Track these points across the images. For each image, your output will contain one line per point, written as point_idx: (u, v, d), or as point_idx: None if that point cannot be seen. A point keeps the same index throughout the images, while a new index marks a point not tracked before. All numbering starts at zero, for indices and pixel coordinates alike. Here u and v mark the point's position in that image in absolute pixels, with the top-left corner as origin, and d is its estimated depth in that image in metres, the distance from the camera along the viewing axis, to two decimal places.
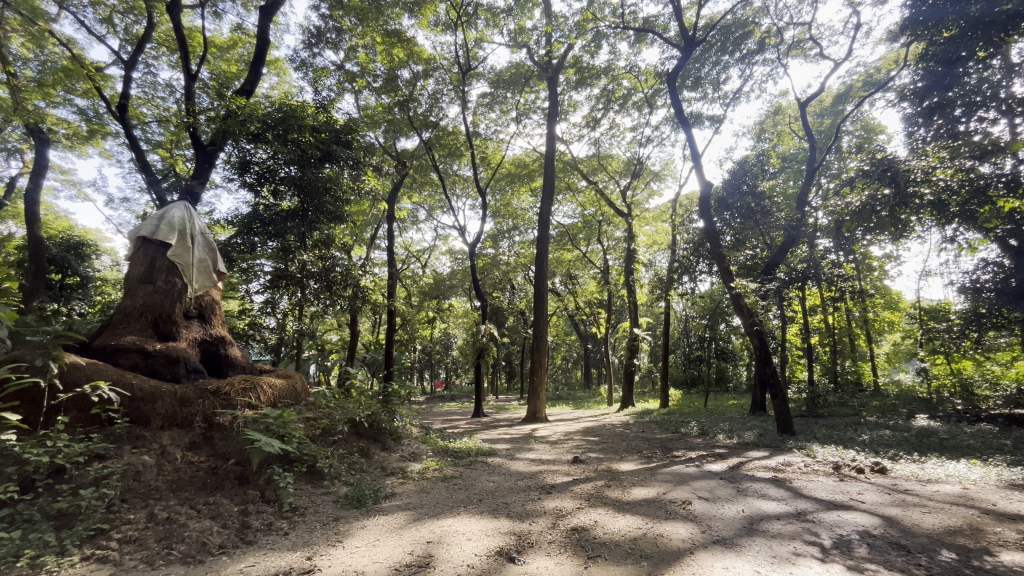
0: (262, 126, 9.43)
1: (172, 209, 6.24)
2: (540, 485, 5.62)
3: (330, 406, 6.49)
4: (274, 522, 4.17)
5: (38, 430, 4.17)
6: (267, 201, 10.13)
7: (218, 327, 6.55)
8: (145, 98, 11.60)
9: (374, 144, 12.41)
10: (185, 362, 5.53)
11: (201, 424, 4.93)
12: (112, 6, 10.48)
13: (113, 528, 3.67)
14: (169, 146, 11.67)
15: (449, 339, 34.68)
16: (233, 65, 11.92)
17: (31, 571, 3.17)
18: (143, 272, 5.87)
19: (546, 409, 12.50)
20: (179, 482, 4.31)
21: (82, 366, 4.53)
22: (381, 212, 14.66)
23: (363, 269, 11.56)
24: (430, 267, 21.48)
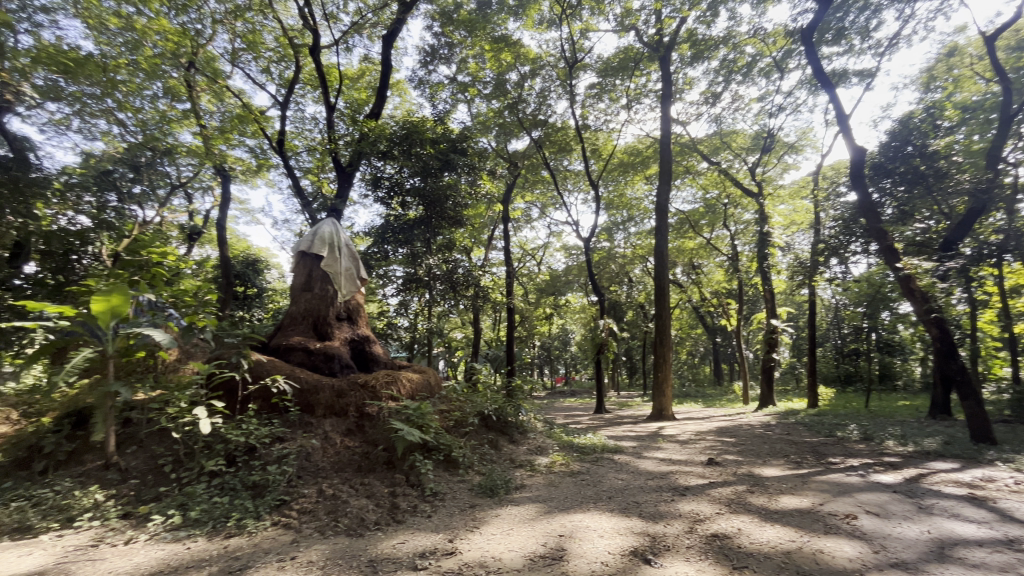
0: (390, 144, 10.40)
1: (323, 225, 7.13)
2: (673, 486, 5.35)
3: (461, 399, 6.88)
4: (418, 504, 4.54)
5: (236, 415, 5.12)
6: (396, 212, 11.07)
7: (364, 328, 7.30)
8: (296, 132, 13.43)
9: (487, 149, 12.89)
10: (338, 358, 6.28)
11: (354, 413, 5.55)
12: (269, 57, 12.32)
13: (293, 499, 4.32)
14: (317, 171, 13.35)
15: (566, 335, 34.71)
16: (363, 93, 13.25)
17: (238, 529, 3.87)
18: (304, 281, 6.82)
19: (673, 407, 11.83)
20: (340, 463, 4.93)
21: (264, 363, 5.45)
22: (497, 214, 15.19)
23: (483, 269, 12.10)
24: (546, 264, 21.71)
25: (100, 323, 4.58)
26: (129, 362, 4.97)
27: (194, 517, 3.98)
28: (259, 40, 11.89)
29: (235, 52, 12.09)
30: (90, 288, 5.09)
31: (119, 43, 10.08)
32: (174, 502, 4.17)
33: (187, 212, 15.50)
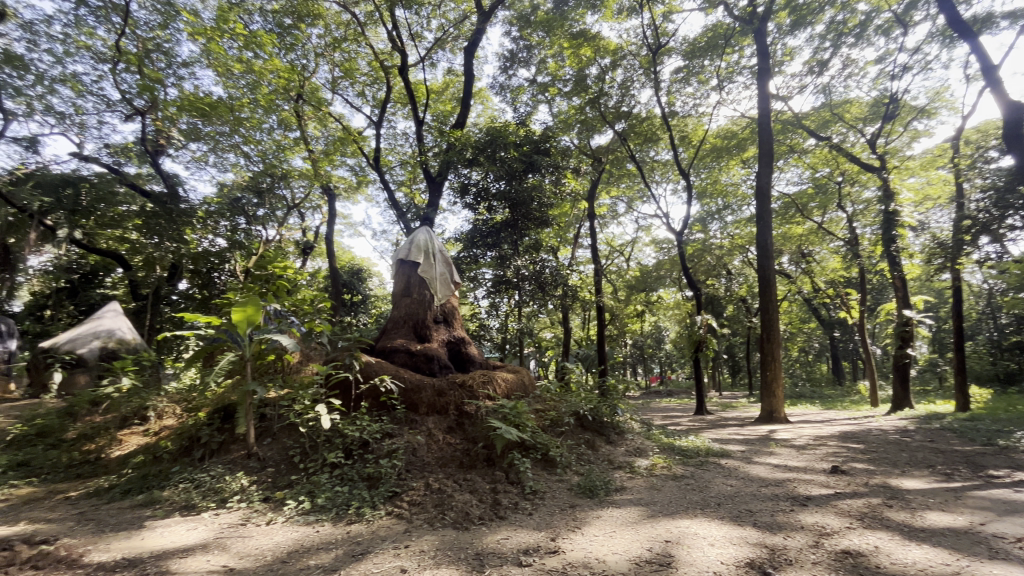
0: (475, 152, 10.75)
1: (418, 234, 7.53)
2: (792, 495, 4.89)
3: (555, 398, 6.89)
4: (519, 502, 4.62)
5: (351, 412, 5.60)
6: (483, 216, 11.39)
7: (459, 330, 7.60)
8: (390, 148, 14.37)
9: (570, 147, 12.79)
10: (438, 359, 6.61)
11: (454, 411, 5.80)
12: (363, 81, 13.32)
13: (403, 491, 4.61)
14: (409, 183, 14.15)
15: (660, 333, 33.28)
16: (448, 105, 13.82)
17: (358, 517, 4.22)
18: (404, 287, 7.26)
19: (785, 409, 10.83)
20: (443, 459, 5.17)
21: (373, 364, 5.89)
22: (582, 211, 15.00)
23: (570, 268, 12.04)
24: (635, 260, 21.03)
25: (240, 330, 5.25)
26: (263, 364, 5.66)
27: (321, 504, 4.41)
28: (355, 66, 12.91)
29: (335, 80, 13.24)
30: (229, 301, 5.85)
31: (242, 85, 11.50)
32: (303, 489, 4.65)
33: (301, 230, 17.25)
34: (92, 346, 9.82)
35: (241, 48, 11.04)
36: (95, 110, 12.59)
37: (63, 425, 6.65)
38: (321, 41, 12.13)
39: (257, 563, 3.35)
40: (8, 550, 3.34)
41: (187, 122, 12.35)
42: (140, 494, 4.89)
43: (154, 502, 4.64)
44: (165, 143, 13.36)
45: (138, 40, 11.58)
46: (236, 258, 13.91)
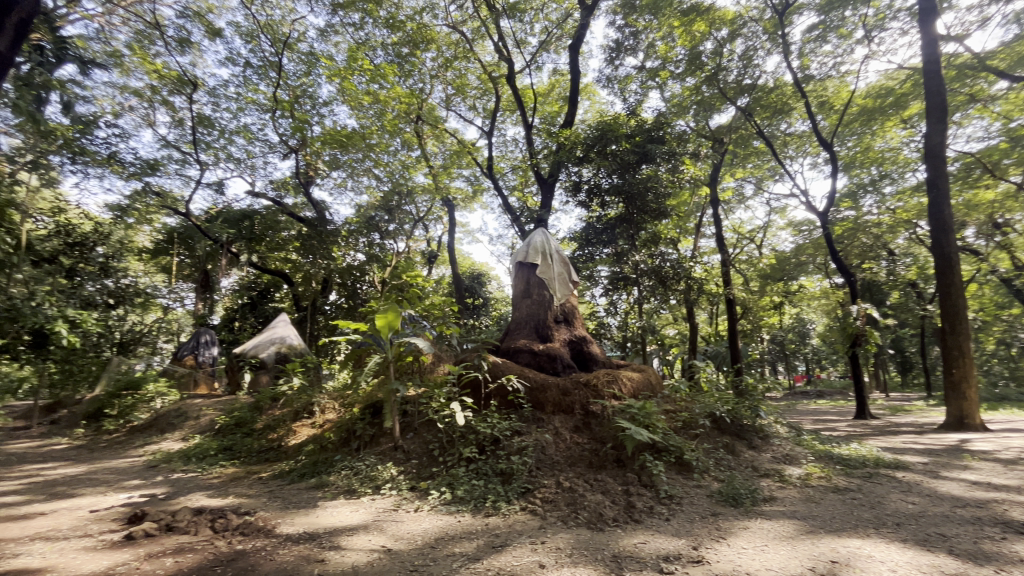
0: (585, 148, 10.66)
1: (535, 236, 7.66)
2: (1001, 519, 3.99)
3: (686, 399, 6.50)
4: (655, 506, 4.43)
5: (482, 410, 5.89)
6: (597, 213, 11.30)
7: (580, 329, 7.55)
8: (502, 155, 14.87)
9: (687, 131, 12.01)
10: (560, 359, 6.67)
11: (580, 411, 5.79)
12: (474, 95, 13.96)
13: (536, 488, 4.72)
14: (521, 188, 14.46)
15: (804, 327, 29.59)
16: (556, 105, 13.84)
17: (495, 510, 4.41)
18: (524, 289, 7.44)
19: (982, 416, 8.88)
20: (572, 458, 5.19)
21: (499, 364, 6.15)
22: (704, 199, 13.99)
23: (694, 260, 11.31)
24: (769, 246, 19.01)
25: (383, 334, 5.82)
26: (402, 365, 6.21)
27: (460, 495, 4.70)
28: (465, 82, 13.60)
29: (449, 98, 14.08)
30: (371, 308, 6.51)
31: (371, 114, 12.84)
32: (444, 481, 4.99)
33: (426, 241, 18.64)
34: (269, 351, 11.69)
35: (368, 81, 12.27)
36: (262, 153, 15.01)
37: (253, 417, 8.01)
38: (435, 63, 13.01)
39: (409, 546, 3.67)
40: (224, 517, 4.11)
41: (330, 154, 14.15)
42: (312, 477, 5.69)
43: (324, 485, 5.35)
44: (313, 174, 15.39)
45: (290, 89, 13.53)
46: (373, 270, 15.52)
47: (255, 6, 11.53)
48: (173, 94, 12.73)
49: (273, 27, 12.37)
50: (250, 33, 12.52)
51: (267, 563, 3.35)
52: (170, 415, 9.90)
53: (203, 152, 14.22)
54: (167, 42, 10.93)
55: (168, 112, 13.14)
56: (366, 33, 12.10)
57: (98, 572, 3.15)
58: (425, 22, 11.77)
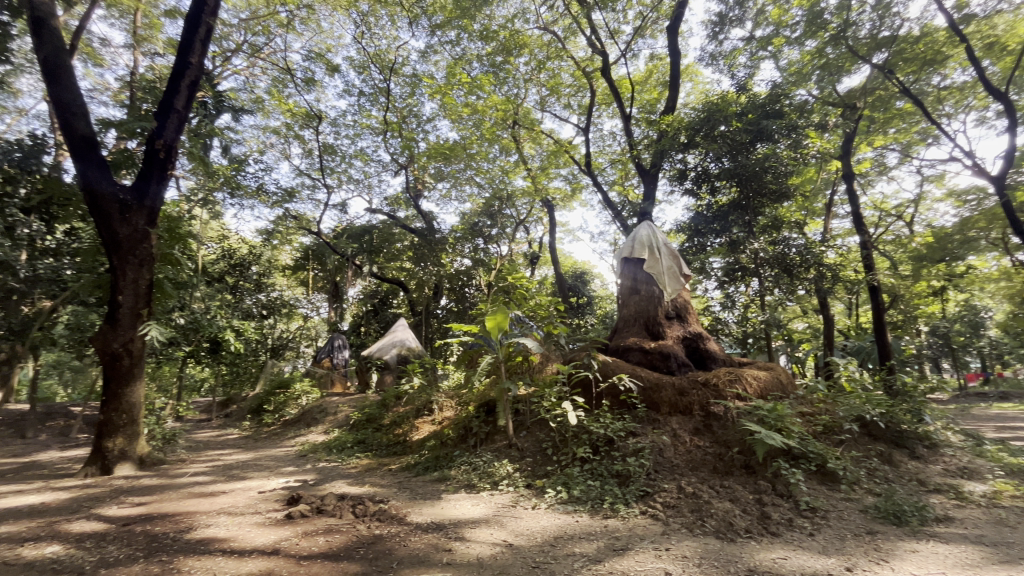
0: (690, 133, 10.03)
1: (640, 230, 7.39)
2: None
3: (826, 400, 5.78)
4: (794, 518, 3.99)
5: (594, 409, 5.81)
6: (705, 201, 10.62)
7: (695, 325, 7.11)
8: (600, 150, 14.58)
9: (810, 101, 10.72)
10: (674, 357, 6.34)
11: (699, 412, 5.45)
12: (568, 94, 13.85)
13: (655, 492, 4.52)
14: (621, 182, 13.99)
15: (978, 317, 24.63)
16: (655, 92, 13.20)
17: (613, 512, 4.31)
18: (631, 285, 7.21)
19: None
20: (693, 462, 4.88)
21: (610, 363, 6.01)
22: (833, 173, 12.34)
23: (825, 244, 10.03)
24: (922, 222, 16.21)
25: (493, 335, 6.00)
26: (512, 364, 6.36)
27: (576, 495, 4.66)
28: (559, 81, 13.56)
29: (543, 99, 14.16)
30: (481, 310, 6.74)
31: (470, 125, 13.45)
32: (559, 479, 5.00)
33: (527, 243, 18.93)
34: (391, 353, 12.72)
35: (467, 94, 12.78)
36: (377, 172, 16.44)
37: (381, 413, 8.77)
38: (528, 67, 13.19)
39: (530, 543, 3.73)
40: (363, 504, 4.54)
41: (435, 167, 15.11)
42: (435, 470, 6.05)
43: (446, 478, 5.67)
44: (422, 187, 16.50)
45: (398, 111, 14.60)
46: (479, 273, 16.17)
47: (365, 39, 12.64)
48: (304, 128, 14.48)
49: (381, 56, 13.46)
50: (362, 65, 13.78)
51: (401, 548, 3.63)
52: (313, 410, 11.24)
53: (328, 177, 15.95)
54: (297, 84, 12.44)
55: (300, 145, 14.97)
56: (462, 48, 12.65)
57: (267, 545, 3.66)
58: (517, 28, 12.00)
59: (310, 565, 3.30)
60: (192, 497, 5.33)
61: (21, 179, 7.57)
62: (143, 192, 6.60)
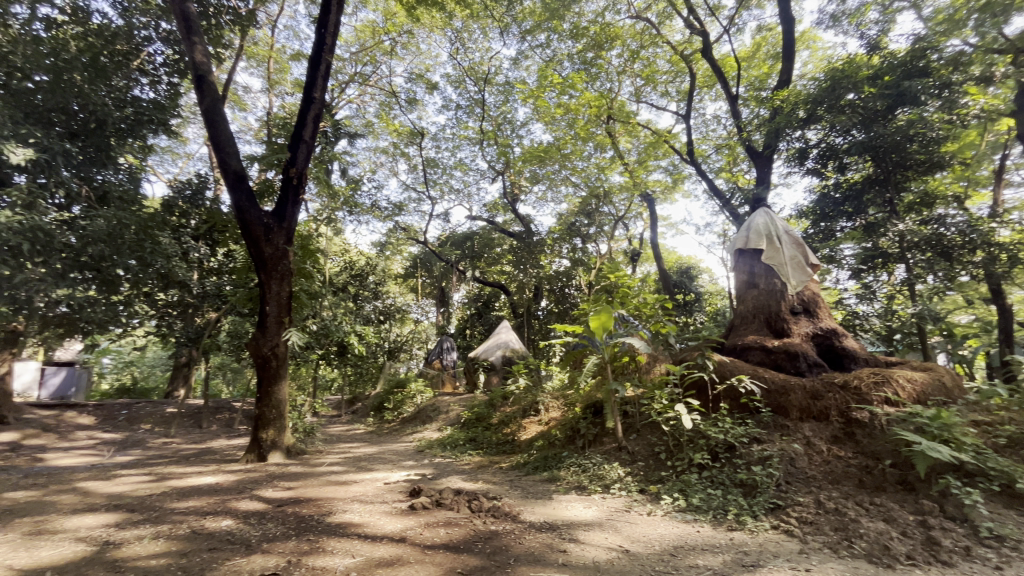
0: (811, 106, 8.96)
1: (756, 218, 6.79)
2: None
3: (1009, 407, 4.80)
4: (973, 548, 3.36)
5: (711, 413, 5.44)
6: (831, 180, 9.54)
7: (828, 320, 6.33)
8: (703, 137, 13.67)
9: (966, 50, 9.01)
10: (804, 356, 5.70)
11: (838, 418, 4.83)
12: (665, 81, 13.17)
13: (788, 506, 4.10)
14: (729, 168, 12.97)
15: None
16: (764, 67, 12.05)
17: (739, 525, 3.98)
18: (747, 279, 6.65)
19: None
20: (834, 475, 4.34)
21: (727, 363, 5.60)
22: (1003, 133, 10.24)
23: (996, 220, 8.36)
24: None
25: (597, 336, 5.90)
26: (619, 365, 6.18)
27: (696, 504, 4.38)
28: (655, 68, 12.93)
29: (639, 90, 13.65)
30: (582, 310, 6.61)
31: (564, 125, 13.45)
32: (675, 486, 4.75)
33: (627, 240, 18.38)
34: (497, 354, 13.12)
35: (559, 94, 12.74)
36: (476, 180, 17.11)
37: (489, 413, 9.06)
38: (622, 59, 12.80)
39: (648, 551, 3.58)
40: (478, 499, 4.71)
41: (531, 170, 15.34)
42: (544, 470, 6.08)
43: (556, 479, 5.67)
44: (518, 191, 16.84)
45: (493, 119, 15.03)
46: (579, 273, 16.06)
47: (460, 54, 13.23)
48: (409, 145, 15.56)
49: (475, 69, 13.98)
50: (458, 80, 14.43)
51: (517, 546, 3.70)
52: (427, 409, 11.96)
53: (432, 189, 16.93)
54: (402, 105, 13.39)
55: (407, 161, 16.10)
56: (553, 50, 12.68)
57: (396, 532, 3.97)
58: (608, 21, 11.72)
59: (433, 555, 3.50)
60: (330, 485, 5.96)
61: (191, 212, 9.43)
62: (281, 214, 7.54)
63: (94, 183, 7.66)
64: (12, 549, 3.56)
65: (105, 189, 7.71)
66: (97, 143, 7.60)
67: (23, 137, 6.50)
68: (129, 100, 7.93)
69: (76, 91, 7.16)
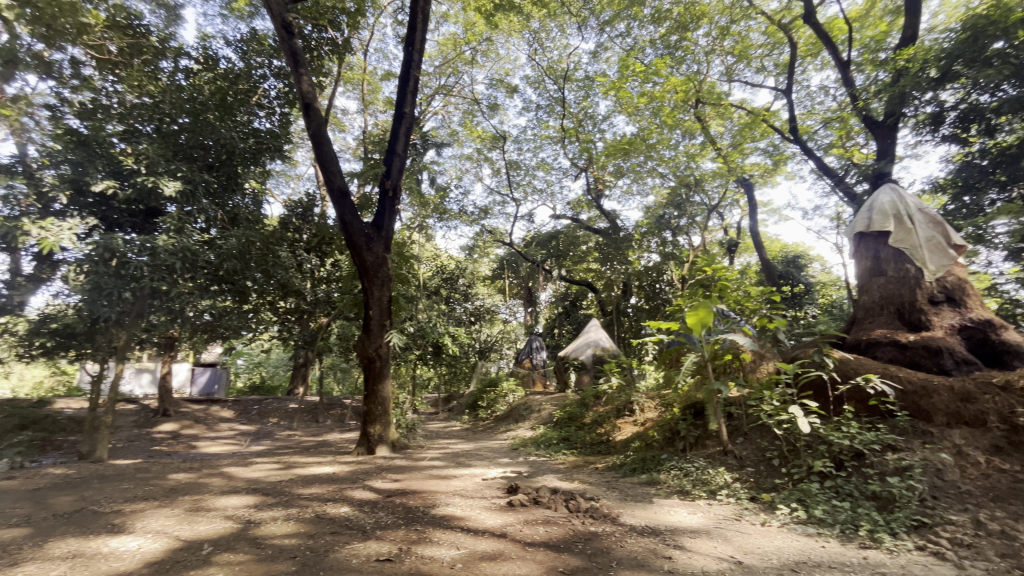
0: (945, 63, 7.73)
1: (880, 196, 6.03)
2: None
3: None
4: None
5: (832, 416, 4.91)
6: (976, 146, 8.16)
7: (979, 309, 5.43)
8: (807, 111, 12.39)
9: None
10: (948, 352, 4.98)
11: (998, 424, 4.15)
12: (760, 55, 12.14)
13: (936, 524, 3.57)
14: (841, 143, 11.57)
15: None
16: (882, 25, 10.64)
17: (874, 542, 3.53)
18: (871, 266, 5.92)
19: None
20: (997, 492, 3.71)
21: (850, 361, 5.04)
22: None
23: None
24: None
25: (696, 333, 5.55)
26: (720, 364, 5.80)
27: (819, 516, 3.97)
28: (749, 43, 11.96)
29: (730, 68, 12.73)
30: (677, 307, 6.28)
31: (648, 114, 12.93)
32: (792, 495, 4.34)
33: (722, 229, 17.21)
34: (587, 353, 12.95)
35: (642, 83, 12.26)
36: (558, 179, 17.05)
37: (582, 413, 8.96)
38: (710, 38, 12.01)
39: (765, 564, 3.31)
40: (575, 499, 4.66)
41: (615, 164, 15.00)
42: (643, 473, 5.86)
43: (656, 482, 5.45)
44: (602, 186, 16.47)
45: (574, 116, 14.87)
46: (671, 268, 15.26)
47: (538, 55, 13.28)
48: (492, 149, 15.92)
49: (554, 67, 13.94)
50: (537, 80, 14.48)
51: (619, 549, 3.61)
52: (520, 408, 12.14)
53: (516, 191, 17.17)
54: (484, 111, 13.74)
55: (491, 165, 16.49)
56: (634, 38, 12.24)
57: (496, 527, 4.06)
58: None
59: (534, 552, 3.53)
60: (432, 478, 6.27)
61: (304, 227, 10.48)
62: (380, 224, 8.10)
63: (227, 207, 8.70)
64: (179, 522, 4.19)
65: (236, 211, 8.73)
66: (229, 172, 8.61)
67: (171, 172, 7.61)
68: (251, 132, 8.95)
69: (211, 129, 8.26)
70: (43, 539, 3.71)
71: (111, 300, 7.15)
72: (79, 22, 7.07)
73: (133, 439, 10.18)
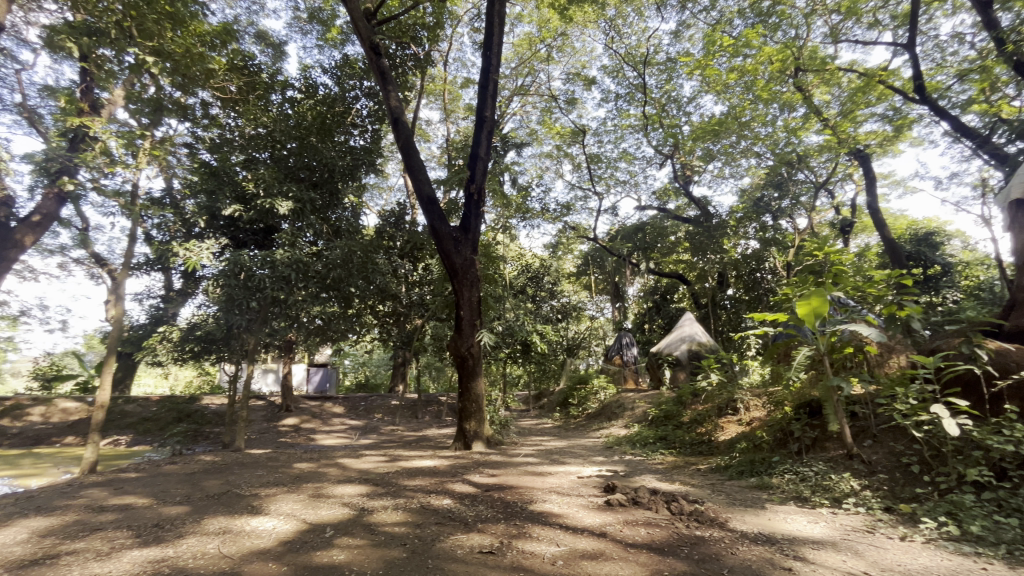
0: None
1: None
2: None
3: None
4: None
5: (989, 417, 4.24)
6: None
7: None
8: (936, 65, 10.73)
9: None
10: None
11: None
12: (873, 8, 10.72)
13: None
14: (982, 97, 9.85)
15: None
16: None
17: None
18: None
19: None
20: None
21: (1010, 353, 4.35)
22: None
23: None
24: None
25: (809, 325, 5.00)
26: (839, 358, 5.21)
27: (977, 533, 3.41)
28: None
29: (835, 28, 11.42)
30: (784, 297, 5.72)
31: (741, 91, 12.13)
32: (940, 507, 3.77)
33: (833, 209, 15.49)
34: (682, 349, 12.34)
35: (731, 58, 11.47)
36: (642, 169, 16.46)
37: (679, 411, 8.56)
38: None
39: None
40: (677, 501, 4.44)
41: (703, 147, 14.12)
42: (752, 476, 5.44)
43: (768, 486, 5.03)
44: (691, 172, 15.59)
45: (656, 102, 14.24)
46: (772, 254, 14.05)
47: (616, 42, 12.89)
48: (571, 144, 15.74)
49: (632, 53, 13.46)
50: (616, 69, 14.08)
51: (730, 556, 3.37)
52: (612, 405, 11.89)
53: (598, 185, 16.84)
54: (562, 107, 13.63)
55: (571, 161, 16.34)
56: (720, 11, 11.44)
57: (596, 526, 4.00)
58: None
59: (637, 554, 3.41)
60: (528, 474, 6.35)
61: (397, 235, 11.15)
62: (467, 227, 8.34)
63: (330, 219, 9.50)
64: (305, 506, 4.65)
65: (338, 223, 9.52)
66: (331, 189, 9.42)
67: (285, 193, 8.50)
68: (348, 150, 9.72)
69: (314, 151, 9.14)
70: (200, 516, 4.31)
71: (242, 309, 8.20)
72: (205, 68, 7.95)
73: (263, 432, 11.52)
